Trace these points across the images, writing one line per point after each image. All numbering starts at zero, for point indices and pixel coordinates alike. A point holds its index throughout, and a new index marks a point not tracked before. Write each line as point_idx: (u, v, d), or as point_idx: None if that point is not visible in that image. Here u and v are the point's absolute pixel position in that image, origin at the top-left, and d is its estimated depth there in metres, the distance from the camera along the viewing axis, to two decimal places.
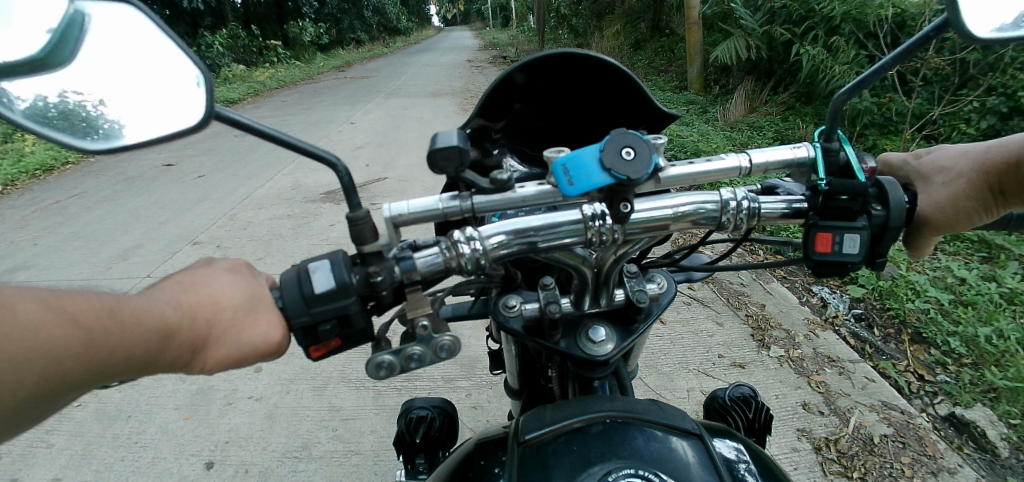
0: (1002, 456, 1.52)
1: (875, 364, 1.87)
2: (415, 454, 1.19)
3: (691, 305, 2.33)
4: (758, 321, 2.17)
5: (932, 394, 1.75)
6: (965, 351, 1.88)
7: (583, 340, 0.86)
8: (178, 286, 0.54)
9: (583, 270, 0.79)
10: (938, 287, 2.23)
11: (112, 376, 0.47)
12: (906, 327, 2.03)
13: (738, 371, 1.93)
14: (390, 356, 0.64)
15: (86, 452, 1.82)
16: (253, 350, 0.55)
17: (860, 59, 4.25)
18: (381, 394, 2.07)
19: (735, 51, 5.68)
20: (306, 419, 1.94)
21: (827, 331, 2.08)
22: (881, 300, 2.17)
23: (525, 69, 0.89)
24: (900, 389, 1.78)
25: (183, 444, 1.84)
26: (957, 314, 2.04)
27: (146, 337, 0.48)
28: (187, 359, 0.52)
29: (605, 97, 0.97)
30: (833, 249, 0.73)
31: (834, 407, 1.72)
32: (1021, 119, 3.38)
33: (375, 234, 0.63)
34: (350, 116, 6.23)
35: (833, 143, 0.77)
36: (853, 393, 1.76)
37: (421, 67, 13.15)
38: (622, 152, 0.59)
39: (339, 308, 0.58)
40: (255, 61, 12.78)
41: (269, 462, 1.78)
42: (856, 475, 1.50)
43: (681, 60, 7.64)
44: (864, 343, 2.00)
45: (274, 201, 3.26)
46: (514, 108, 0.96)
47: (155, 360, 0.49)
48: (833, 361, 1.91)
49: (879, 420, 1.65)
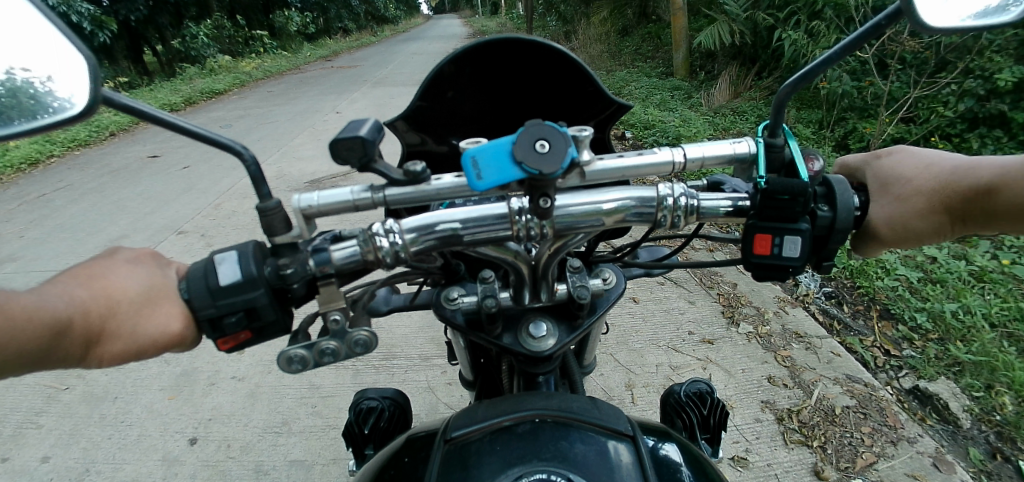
0: (963, 427, 1.70)
1: (842, 340, 2.10)
2: (365, 444, 1.59)
3: (665, 285, 2.64)
4: (729, 299, 2.46)
5: (897, 368, 1.95)
6: (932, 326, 2.07)
7: (525, 337, 1.10)
8: (88, 286, 0.84)
9: (518, 266, 1.01)
10: (910, 266, 2.43)
11: (33, 353, 0.77)
12: (875, 303, 2.25)
13: (706, 347, 2.20)
14: (301, 349, 0.96)
15: (74, 432, 2.11)
16: (136, 340, 0.84)
17: (841, 43, 4.28)
18: (359, 372, 2.37)
19: (720, 37, 5.72)
20: (286, 397, 2.24)
21: (797, 308, 2.33)
22: (851, 279, 2.40)
23: (453, 61, 1.08)
24: (866, 364, 1.99)
25: (167, 422, 2.13)
26: (925, 291, 2.24)
27: (48, 329, 0.76)
28: (86, 345, 0.82)
29: (538, 86, 1.15)
30: (771, 250, 0.93)
31: (799, 380, 1.96)
32: (998, 101, 3.44)
33: (279, 226, 0.93)
34: (337, 106, 6.24)
35: (775, 139, 0.92)
36: (818, 367, 2.00)
37: (410, 56, 13.08)
38: (534, 148, 0.81)
39: (244, 301, 0.89)
40: (241, 51, 12.63)
41: (251, 437, 2.06)
42: (815, 443, 1.72)
43: (669, 45, 7.64)
44: (833, 319, 2.23)
45: (260, 189, 3.31)
46: (448, 96, 1.14)
47: (59, 344, 0.79)
48: (800, 337, 2.16)
49: (842, 392, 1.87)
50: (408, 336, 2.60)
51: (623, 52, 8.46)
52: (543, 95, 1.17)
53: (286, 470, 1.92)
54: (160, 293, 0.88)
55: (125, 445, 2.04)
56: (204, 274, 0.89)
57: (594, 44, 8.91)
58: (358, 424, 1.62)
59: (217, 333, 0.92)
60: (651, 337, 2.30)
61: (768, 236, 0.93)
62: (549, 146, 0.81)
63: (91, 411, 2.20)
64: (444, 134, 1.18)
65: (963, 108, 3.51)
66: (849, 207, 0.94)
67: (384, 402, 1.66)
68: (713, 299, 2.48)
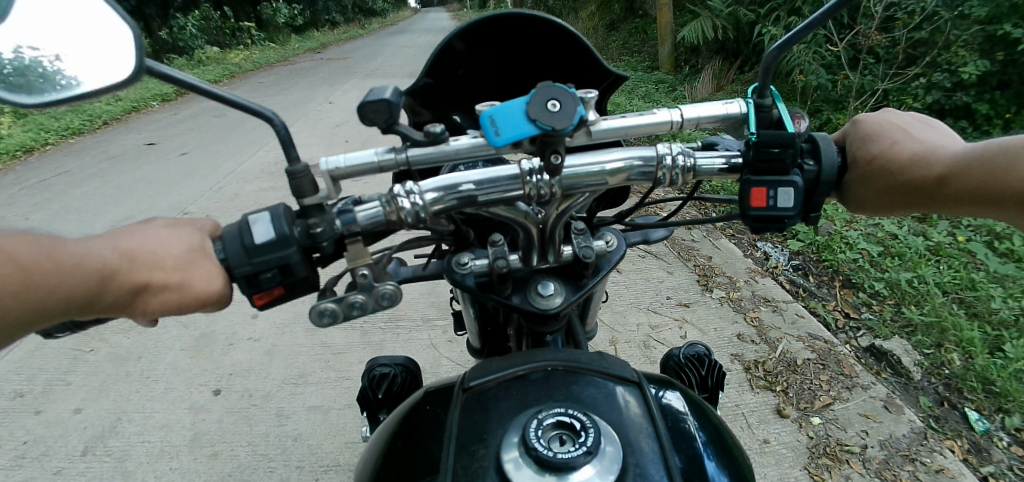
0: (914, 379, 1.89)
1: (807, 305, 2.28)
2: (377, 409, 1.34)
3: (646, 258, 2.79)
4: (705, 270, 2.61)
5: (856, 329, 2.14)
6: (889, 292, 2.25)
7: (534, 297, 1.24)
8: (123, 242, 0.66)
9: (528, 225, 1.15)
10: (871, 241, 2.60)
11: (55, 314, 0.58)
12: (838, 274, 2.42)
13: (683, 308, 2.37)
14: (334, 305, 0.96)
15: (104, 387, 2.21)
16: (193, 301, 0.67)
17: (818, 38, 4.41)
18: (368, 332, 2.50)
19: (703, 31, 5.88)
20: (301, 354, 2.36)
21: (766, 278, 2.50)
22: (817, 253, 2.57)
23: (460, 37, 1.19)
24: (828, 325, 2.17)
25: (192, 376, 2.27)
26: (884, 264, 2.42)
27: (87, 276, 0.59)
28: (127, 301, 0.64)
29: (539, 57, 1.27)
30: (767, 203, 0.80)
31: (766, 337, 2.14)
32: (963, 93, 3.65)
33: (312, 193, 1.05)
34: (330, 96, 6.29)
35: (765, 99, 0.79)
36: (783, 327, 2.17)
37: (399, 49, 13.06)
38: (545, 108, 0.81)
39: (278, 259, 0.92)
40: (228, 43, 12.51)
41: (271, 387, 2.20)
42: (779, 388, 1.93)
43: (656, 40, 7.82)
44: (799, 288, 2.41)
45: (260, 173, 3.37)
46: (459, 73, 1.27)
47: (97, 299, 0.61)
48: (768, 301, 2.33)
49: (803, 347, 2.05)
50: (409, 302, 2.72)
51: (612, 46, 8.61)
52: (541, 62, 1.28)
53: (306, 413, 2.06)
54: (200, 256, 0.70)
55: (153, 396, 2.17)
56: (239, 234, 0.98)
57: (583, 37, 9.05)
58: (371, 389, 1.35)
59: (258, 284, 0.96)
60: (633, 301, 2.46)
61: (761, 188, 0.80)
62: (557, 108, 0.80)
63: (118, 366, 2.32)
64: (448, 108, 1.31)
65: (929, 100, 3.72)
66: (837, 161, 0.82)
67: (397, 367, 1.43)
68: (690, 270, 2.64)
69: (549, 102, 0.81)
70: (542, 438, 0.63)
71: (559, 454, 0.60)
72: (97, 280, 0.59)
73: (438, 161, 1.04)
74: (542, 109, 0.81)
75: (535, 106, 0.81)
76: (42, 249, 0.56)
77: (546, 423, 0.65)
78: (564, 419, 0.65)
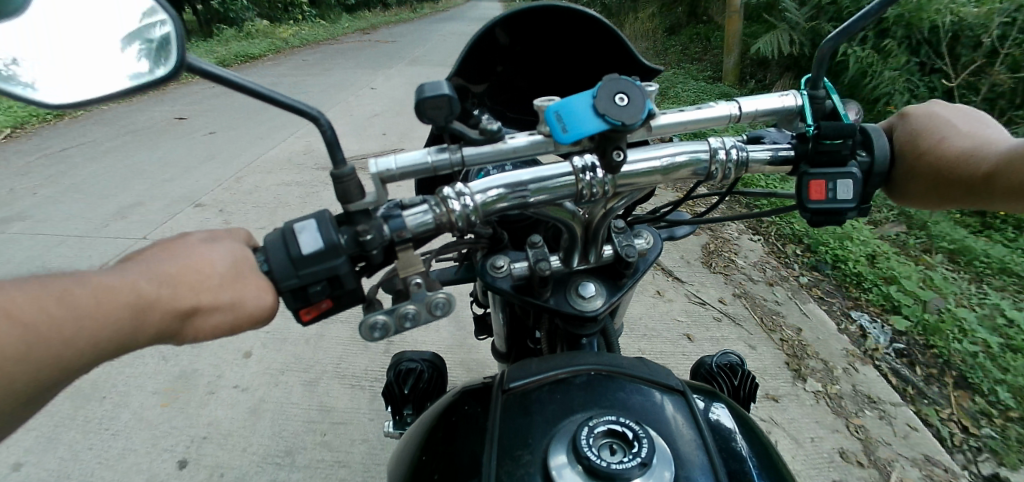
0: None
1: (918, 410, 1.71)
2: (404, 405, 1.38)
3: (722, 322, 2.10)
4: (794, 347, 1.95)
5: (976, 450, 1.59)
6: (1014, 404, 1.70)
7: (572, 297, 0.98)
8: (151, 258, 0.48)
9: (572, 225, 0.89)
10: (985, 326, 2.00)
11: (83, 367, 0.42)
12: (949, 368, 1.84)
13: (771, 404, 1.76)
14: (384, 316, 0.64)
15: (53, 435, 1.77)
16: (247, 317, 0.50)
17: (911, 65, 3.80)
18: (378, 397, 1.94)
19: (778, 46, 5.33)
20: (293, 420, 1.84)
21: (866, 366, 1.88)
22: (924, 336, 1.97)
23: (505, 27, 1.01)
24: (941, 440, 1.63)
25: (158, 437, 1.77)
26: (1006, 360, 1.83)
27: (118, 312, 0.42)
28: (175, 327, 0.47)
29: (582, 52, 1.07)
30: (826, 195, 0.67)
31: (874, 457, 1.57)
32: None
33: (362, 194, 0.66)
34: (372, 81, 6.07)
35: (818, 91, 0.70)
36: (893, 443, 1.61)
37: (447, 35, 12.79)
38: (614, 101, 0.63)
39: (327, 267, 0.59)
40: (278, 16, 12.58)
41: (248, 467, 1.68)
42: None
43: (719, 48, 7.23)
44: (906, 383, 1.81)
45: (284, 164, 3.16)
46: (497, 70, 1.09)
47: (133, 338, 0.44)
48: (873, 402, 1.74)
49: (922, 477, 1.50)
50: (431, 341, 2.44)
51: (670, 52, 8.05)
52: (579, 60, 1.10)
53: None
54: (246, 265, 0.52)
55: (106, 458, 1.70)
56: (281, 243, 0.59)
57: (640, 40, 8.52)
58: (396, 383, 1.37)
59: (298, 303, 0.62)
60: None
61: (821, 180, 0.65)
62: (624, 99, 0.62)
63: None
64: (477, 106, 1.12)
65: None
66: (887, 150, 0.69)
67: (423, 363, 1.43)
68: (775, 346, 1.98)
69: (614, 87, 0.61)
70: (589, 449, 0.53)
71: (612, 465, 0.50)
72: (130, 315, 0.43)
73: (497, 160, 0.74)
74: (610, 97, 0.61)
75: (604, 91, 0.61)
76: (44, 289, 0.40)
77: (595, 432, 0.54)
78: (616, 427, 0.55)
